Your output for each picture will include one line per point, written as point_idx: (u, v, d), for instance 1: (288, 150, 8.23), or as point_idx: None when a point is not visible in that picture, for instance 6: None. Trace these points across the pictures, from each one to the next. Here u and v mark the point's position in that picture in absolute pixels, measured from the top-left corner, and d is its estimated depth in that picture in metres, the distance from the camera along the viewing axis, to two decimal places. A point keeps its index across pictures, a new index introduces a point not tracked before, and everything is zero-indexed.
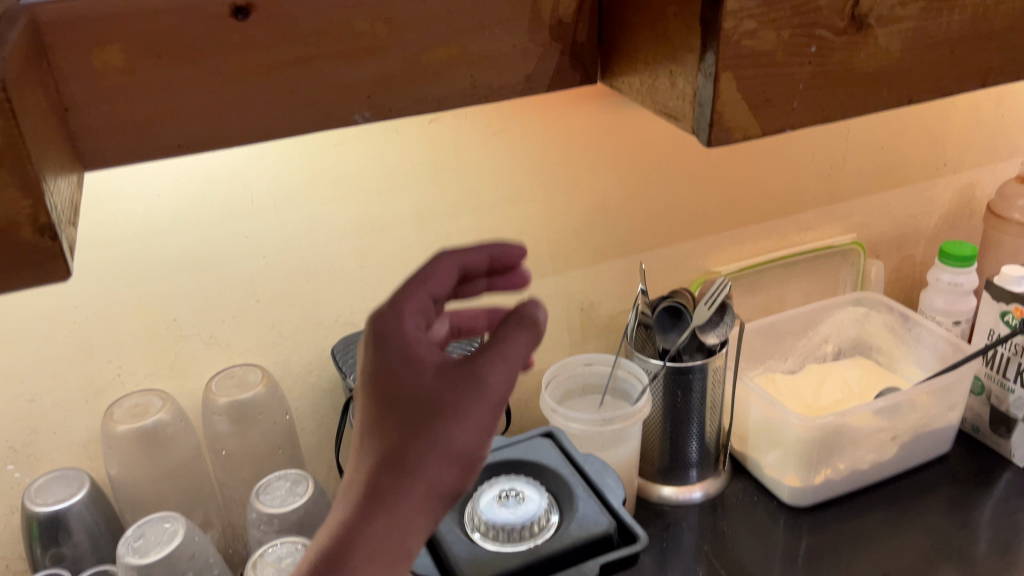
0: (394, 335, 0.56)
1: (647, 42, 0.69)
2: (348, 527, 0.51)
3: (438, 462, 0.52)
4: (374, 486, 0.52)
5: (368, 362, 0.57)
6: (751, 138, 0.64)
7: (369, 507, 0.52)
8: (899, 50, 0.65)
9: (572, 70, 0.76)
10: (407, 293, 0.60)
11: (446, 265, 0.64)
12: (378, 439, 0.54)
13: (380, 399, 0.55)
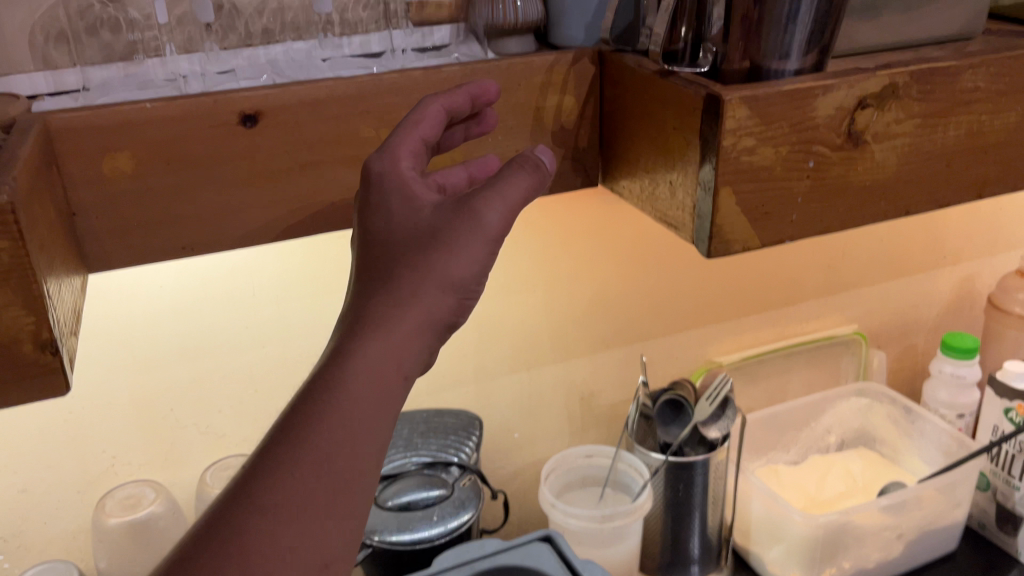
0: (391, 174, 0.55)
1: (647, 151, 0.70)
2: (337, 353, 0.49)
3: (435, 287, 0.51)
4: (365, 313, 0.51)
5: (366, 205, 0.56)
6: (751, 249, 0.64)
7: (363, 331, 0.50)
8: (896, 164, 0.66)
9: (574, 173, 0.78)
10: (398, 137, 0.58)
11: (431, 111, 0.60)
12: (372, 272, 0.53)
13: (377, 230, 0.54)
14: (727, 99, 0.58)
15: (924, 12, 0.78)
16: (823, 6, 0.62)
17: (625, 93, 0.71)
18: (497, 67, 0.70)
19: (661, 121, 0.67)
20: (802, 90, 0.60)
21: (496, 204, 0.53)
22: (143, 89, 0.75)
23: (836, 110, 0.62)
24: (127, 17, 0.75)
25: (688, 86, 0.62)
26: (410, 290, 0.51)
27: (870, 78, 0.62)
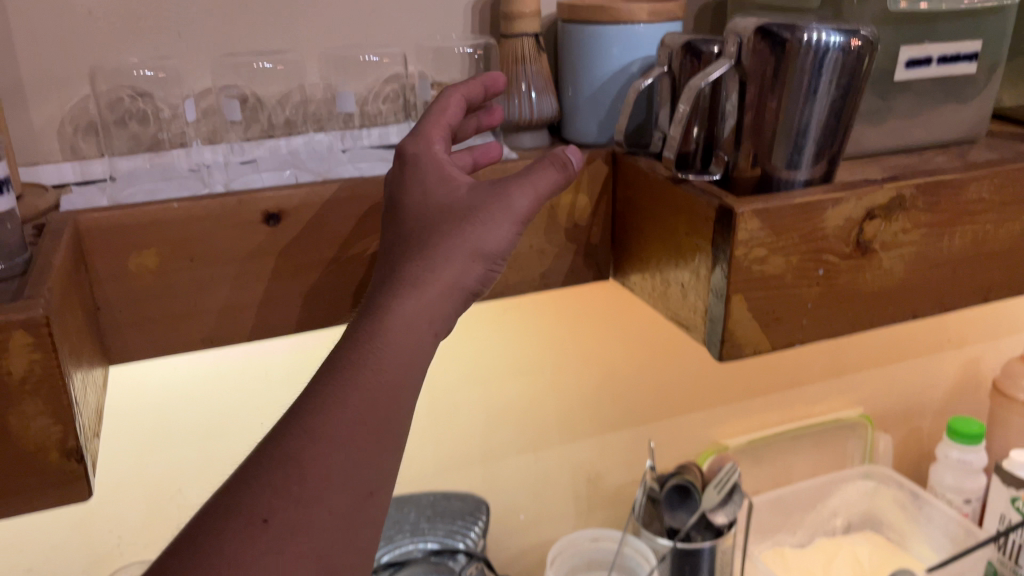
0: (423, 153, 0.58)
1: (658, 250, 0.72)
2: (374, 309, 0.51)
3: (466, 253, 0.52)
4: (400, 274, 0.52)
5: (398, 186, 0.58)
6: (762, 352, 0.65)
7: (399, 290, 0.51)
8: (903, 271, 0.67)
9: (586, 267, 0.80)
10: (426, 119, 0.61)
11: (454, 96, 0.62)
12: (406, 239, 0.55)
13: (411, 206, 0.56)
14: (740, 212, 0.59)
15: (929, 117, 0.80)
16: (833, 121, 0.64)
17: (637, 194, 0.73)
18: None
19: (673, 223, 0.69)
20: (813, 202, 0.62)
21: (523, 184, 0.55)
22: (168, 180, 0.76)
23: (845, 222, 0.63)
24: (157, 112, 0.78)
25: (700, 195, 0.64)
26: (444, 253, 0.52)
27: (878, 190, 0.63)
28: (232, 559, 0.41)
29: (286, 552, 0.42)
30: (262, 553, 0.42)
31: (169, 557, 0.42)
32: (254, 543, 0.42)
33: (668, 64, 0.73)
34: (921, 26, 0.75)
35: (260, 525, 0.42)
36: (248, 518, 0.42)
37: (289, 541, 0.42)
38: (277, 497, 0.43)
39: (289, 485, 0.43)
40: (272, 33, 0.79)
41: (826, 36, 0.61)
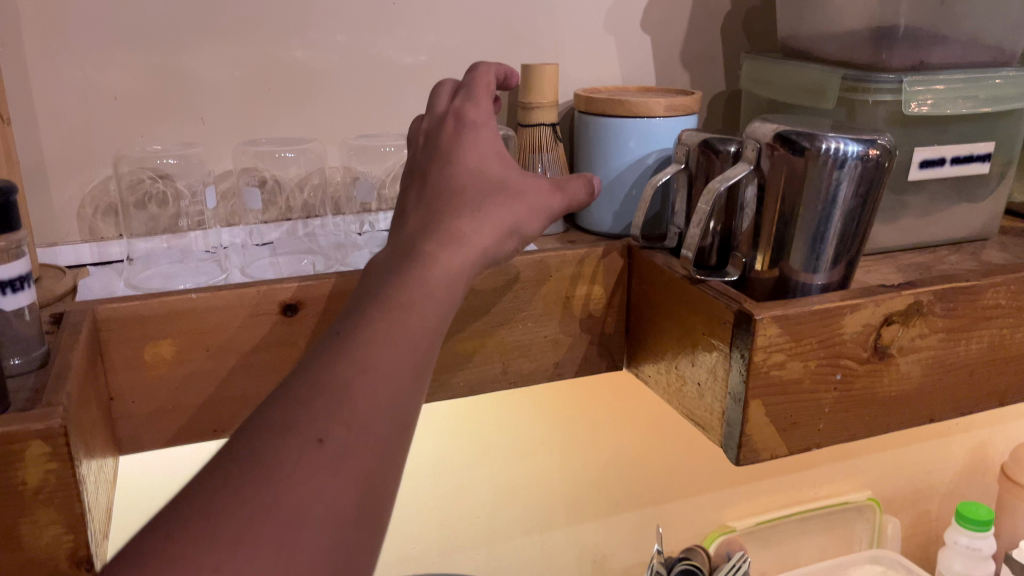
0: (477, 122, 0.60)
1: (673, 344, 0.72)
2: (420, 257, 0.50)
3: (507, 224, 0.57)
4: (445, 225, 0.53)
5: (443, 145, 0.59)
6: (779, 456, 0.65)
7: (445, 240, 0.52)
8: (920, 375, 0.67)
9: (600, 357, 0.79)
10: (472, 90, 0.63)
11: (489, 75, 0.64)
12: (452, 192, 0.56)
13: (460, 164, 0.57)
14: (758, 318, 0.59)
15: (940, 216, 0.81)
16: (850, 227, 0.64)
17: (652, 288, 0.73)
18: (531, 259, 0.72)
19: (689, 319, 0.69)
20: (831, 309, 0.62)
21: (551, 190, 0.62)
22: (185, 263, 0.77)
23: (863, 327, 0.63)
24: (176, 191, 0.78)
25: (718, 296, 0.64)
26: (491, 218, 0.55)
27: (896, 297, 0.63)
28: (290, 480, 0.36)
29: (344, 475, 0.37)
30: (319, 475, 0.37)
31: (211, 483, 0.36)
32: (311, 463, 0.37)
33: (685, 160, 0.74)
34: (932, 129, 0.76)
35: (316, 445, 0.37)
36: (302, 437, 0.38)
37: (348, 464, 0.38)
38: (332, 417, 0.39)
39: (343, 408, 0.39)
40: (293, 120, 0.81)
41: (844, 145, 0.61)
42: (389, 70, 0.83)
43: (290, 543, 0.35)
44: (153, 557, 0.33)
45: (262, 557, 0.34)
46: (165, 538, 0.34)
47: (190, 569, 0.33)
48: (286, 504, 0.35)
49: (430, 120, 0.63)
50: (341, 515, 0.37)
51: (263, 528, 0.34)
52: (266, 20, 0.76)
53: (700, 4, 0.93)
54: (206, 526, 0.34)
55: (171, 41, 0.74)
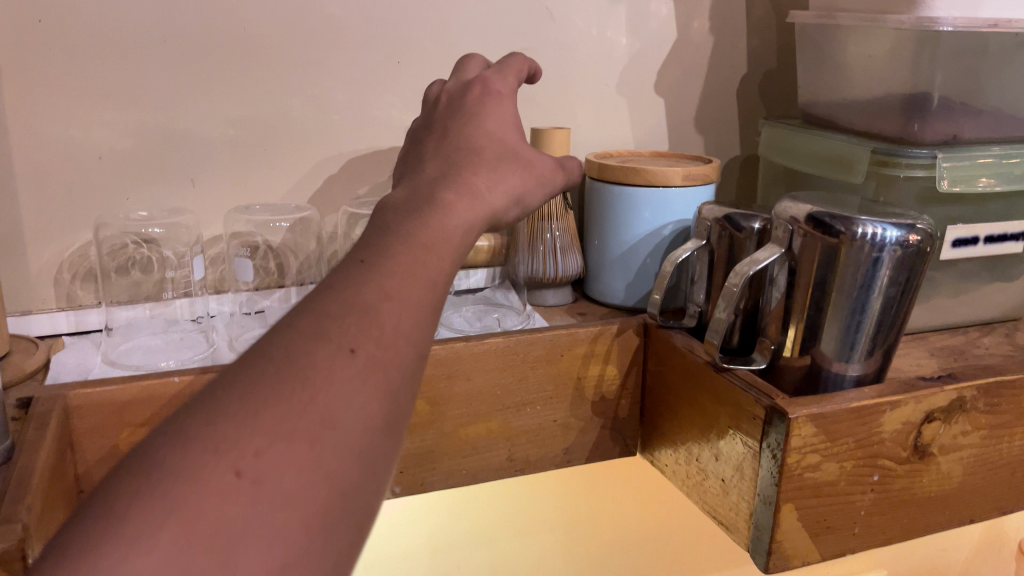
0: (501, 93, 0.58)
1: (692, 432, 0.67)
2: (438, 202, 0.45)
3: (518, 191, 0.52)
4: (460, 178, 0.49)
5: (469, 107, 0.56)
6: (810, 563, 0.59)
7: (460, 191, 0.47)
8: (962, 474, 0.63)
9: (613, 442, 0.74)
10: (505, 67, 0.61)
11: (524, 65, 0.62)
12: (470, 150, 0.52)
13: (483, 124, 0.54)
14: (793, 417, 0.54)
15: (973, 295, 0.77)
16: (888, 316, 0.60)
17: (671, 372, 0.69)
18: (541, 338, 0.67)
19: (712, 410, 0.64)
20: (870, 406, 0.57)
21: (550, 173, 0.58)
22: (168, 334, 0.71)
23: (903, 425, 0.59)
24: (161, 257, 0.73)
25: (746, 389, 0.60)
26: (506, 182, 0.51)
27: (938, 393, 0.59)
28: (324, 383, 0.32)
29: (375, 386, 0.34)
30: (350, 383, 0.33)
31: (243, 373, 0.32)
32: (343, 372, 0.33)
33: (706, 235, 0.70)
34: (967, 206, 0.72)
35: (348, 355, 0.33)
36: (332, 346, 0.34)
37: (379, 376, 0.34)
38: (361, 327, 0.35)
39: (374, 323, 0.35)
40: (285, 184, 0.77)
41: (883, 230, 0.57)
42: (392, 129, 0.79)
43: (326, 442, 0.31)
44: (191, 440, 0.30)
45: (298, 451, 0.30)
46: (201, 420, 0.31)
47: (229, 453, 0.29)
48: (321, 405, 0.32)
49: (457, 84, 0.60)
50: (372, 421, 0.33)
51: (299, 423, 0.31)
52: (262, 77, 0.73)
53: (716, 66, 0.90)
54: (242, 414, 0.31)
55: (163, 98, 0.70)
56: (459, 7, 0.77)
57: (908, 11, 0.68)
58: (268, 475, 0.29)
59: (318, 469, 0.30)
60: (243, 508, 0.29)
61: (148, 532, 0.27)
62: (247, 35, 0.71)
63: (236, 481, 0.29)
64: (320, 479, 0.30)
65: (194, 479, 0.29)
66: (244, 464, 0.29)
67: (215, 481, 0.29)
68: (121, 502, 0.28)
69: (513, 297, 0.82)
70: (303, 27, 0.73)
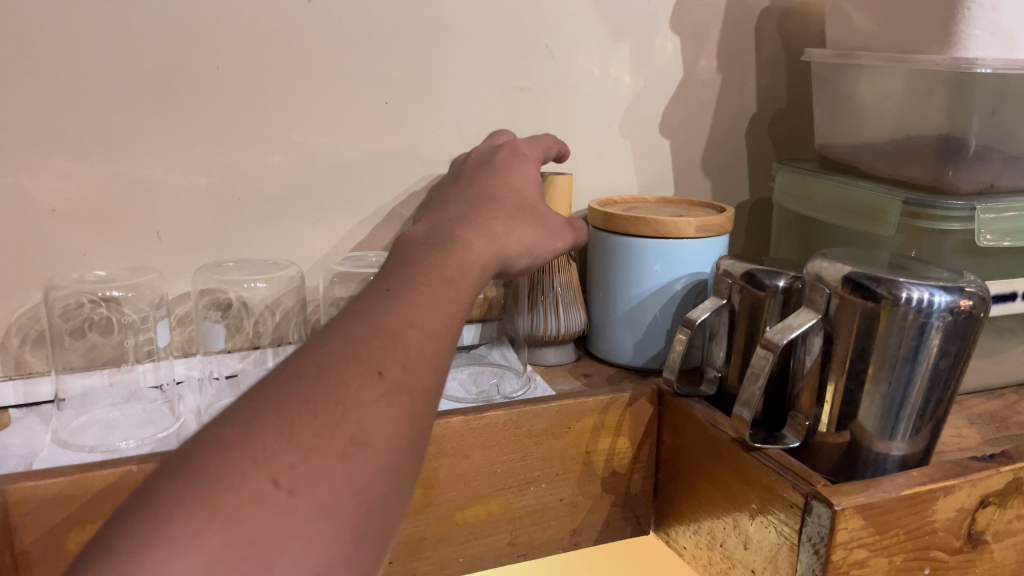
0: (527, 158, 0.62)
1: (712, 513, 0.60)
2: (455, 241, 0.48)
3: (529, 242, 0.55)
4: (479, 220, 0.51)
5: (498, 163, 0.60)
6: None
7: (477, 230, 0.50)
8: (1014, 560, 0.57)
9: (624, 520, 0.67)
10: (536, 141, 0.66)
11: (553, 143, 0.67)
12: (490, 199, 0.55)
13: (507, 179, 0.58)
14: (839, 508, 0.48)
15: (1008, 355, 0.71)
16: (938, 389, 0.54)
17: (690, 446, 0.62)
18: (547, 409, 0.61)
19: (740, 492, 0.57)
20: (922, 494, 0.51)
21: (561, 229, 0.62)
22: (130, 405, 0.63)
23: (957, 512, 0.52)
24: (122, 319, 0.65)
25: (781, 473, 0.53)
26: (520, 227, 0.54)
27: (993, 475, 0.53)
28: (353, 402, 0.34)
29: (399, 408, 0.35)
30: (377, 405, 0.34)
31: (276, 389, 0.33)
32: (371, 395, 0.34)
33: (727, 294, 0.63)
34: (999, 260, 0.67)
35: (376, 378, 0.35)
36: (361, 367, 0.35)
37: (403, 399, 0.35)
38: (387, 353, 0.36)
39: (399, 349, 0.37)
40: (264, 239, 0.70)
41: (930, 295, 0.51)
42: (379, 175, 0.72)
43: (354, 459, 0.32)
44: (230, 447, 0.31)
45: (330, 466, 0.31)
46: (240, 429, 0.31)
47: (268, 462, 0.30)
48: (351, 424, 0.33)
49: (487, 148, 0.65)
50: (396, 441, 0.34)
51: (332, 438, 0.32)
52: (234, 123, 0.66)
53: (724, 107, 0.85)
54: (279, 426, 0.32)
55: (127, 146, 0.64)
56: (452, 43, 0.71)
57: (942, 51, 0.62)
58: (304, 485, 0.30)
59: (348, 484, 0.32)
60: (279, 518, 0.29)
61: (191, 535, 0.28)
62: (222, 73, 0.65)
63: (274, 490, 0.30)
64: (349, 493, 0.32)
65: (233, 485, 0.29)
66: (281, 474, 0.30)
67: (253, 490, 0.29)
68: (161, 503, 0.29)
69: (511, 357, 0.75)
70: (283, 66, 0.67)
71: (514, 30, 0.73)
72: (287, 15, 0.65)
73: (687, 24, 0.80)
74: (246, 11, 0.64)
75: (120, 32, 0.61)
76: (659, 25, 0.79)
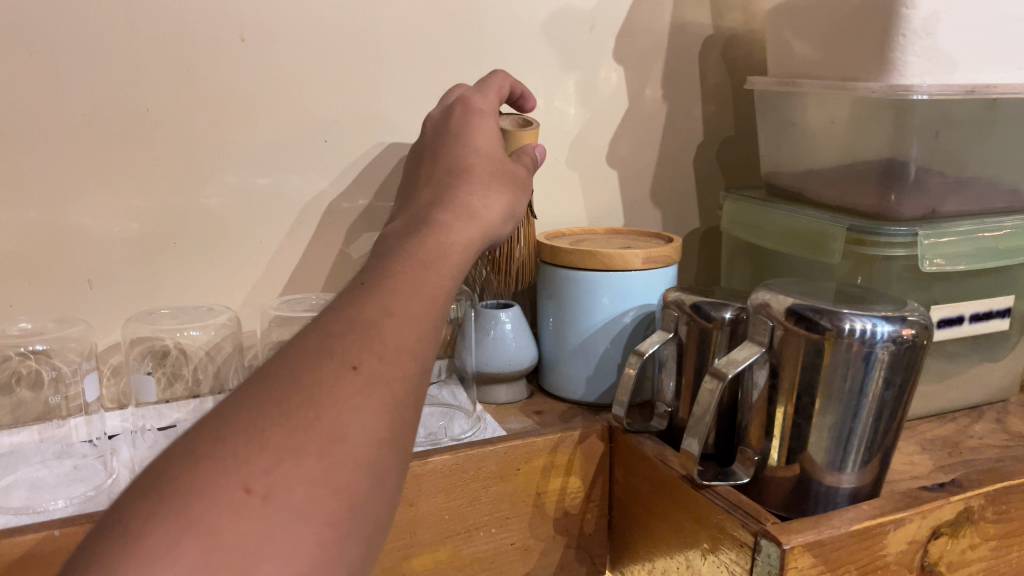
0: (483, 110, 0.60)
1: (665, 552, 0.59)
2: (434, 223, 0.47)
3: (514, 212, 0.54)
4: (456, 199, 0.50)
5: (453, 127, 0.58)
6: None
7: (458, 213, 0.49)
8: None
9: (579, 562, 0.66)
10: (484, 87, 0.63)
11: (505, 81, 0.65)
12: (463, 170, 0.53)
13: (471, 142, 0.56)
14: (787, 548, 0.47)
15: (961, 378, 0.71)
16: (884, 419, 0.53)
17: (641, 483, 0.61)
18: (494, 451, 0.59)
19: (691, 531, 0.56)
20: (871, 527, 0.50)
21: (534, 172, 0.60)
22: (60, 461, 0.60)
23: (909, 544, 0.51)
24: (50, 373, 0.63)
25: (731, 511, 0.52)
26: (501, 198, 0.53)
27: (944, 505, 0.52)
28: (329, 399, 0.33)
29: (378, 400, 0.34)
30: (354, 398, 0.34)
31: (251, 395, 0.33)
32: (347, 388, 0.34)
33: (673, 327, 0.63)
34: (948, 285, 0.67)
35: (351, 372, 0.34)
36: (336, 362, 0.34)
37: (382, 389, 0.35)
38: (365, 346, 0.36)
39: (377, 340, 0.36)
40: (203, 283, 0.69)
41: (873, 325, 0.50)
42: (322, 213, 0.71)
43: (332, 456, 0.32)
44: (202, 458, 0.30)
45: (305, 467, 0.31)
46: (213, 439, 0.31)
47: (240, 471, 0.30)
48: (326, 421, 0.32)
49: (440, 109, 0.63)
50: (377, 436, 0.34)
51: (307, 439, 0.32)
52: (169, 167, 0.65)
53: (672, 135, 0.84)
54: (250, 431, 0.31)
55: (54, 194, 0.62)
56: (394, 78, 0.70)
57: (880, 78, 0.62)
58: (278, 490, 0.30)
59: (327, 483, 0.31)
60: (254, 525, 0.29)
61: (166, 550, 0.28)
62: (152, 115, 0.63)
63: (246, 497, 0.30)
64: (330, 493, 0.31)
65: (206, 497, 0.29)
66: (253, 482, 0.30)
67: (226, 500, 0.29)
68: (134, 522, 0.29)
69: (461, 396, 0.74)
70: (217, 106, 0.65)
71: (457, 62, 0.72)
72: (220, 53, 0.64)
73: (631, 54, 0.80)
74: (176, 52, 0.63)
75: (44, 75, 0.59)
76: (603, 56, 0.78)
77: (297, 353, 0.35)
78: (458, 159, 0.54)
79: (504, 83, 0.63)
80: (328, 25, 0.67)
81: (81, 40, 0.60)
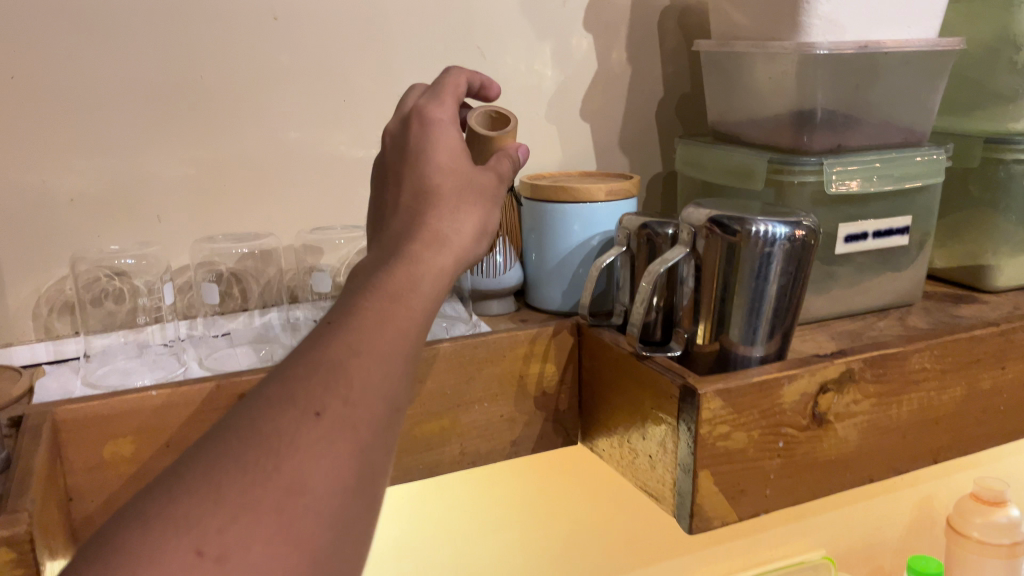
0: (443, 119, 0.60)
1: (620, 416, 0.75)
2: (406, 254, 0.50)
3: (482, 222, 0.57)
4: (426, 225, 0.53)
5: (411, 146, 0.59)
6: (729, 523, 0.67)
7: (429, 242, 0.52)
8: (857, 438, 0.71)
9: (555, 433, 0.82)
10: (438, 92, 0.63)
11: (463, 76, 0.66)
12: (430, 192, 0.55)
13: (432, 160, 0.57)
14: (703, 392, 0.62)
15: (868, 286, 0.86)
16: (783, 304, 0.69)
17: (602, 366, 0.77)
18: (485, 341, 0.75)
19: (638, 396, 0.72)
20: (769, 380, 0.65)
21: (510, 176, 0.63)
22: (143, 356, 0.77)
23: (801, 396, 0.67)
24: (132, 288, 0.80)
25: (664, 373, 0.67)
26: (470, 217, 0.56)
27: (830, 365, 0.68)
28: (290, 451, 0.36)
29: (341, 445, 0.38)
30: (316, 447, 0.37)
31: (214, 450, 0.36)
32: (309, 436, 0.37)
33: (626, 243, 0.78)
34: (855, 206, 0.82)
35: (313, 419, 0.38)
36: (299, 410, 0.38)
37: (346, 433, 0.38)
38: (327, 390, 0.39)
39: (342, 380, 0.40)
40: (248, 219, 0.84)
41: (772, 227, 0.66)
42: (341, 161, 0.87)
43: (291, 508, 0.35)
44: (155, 519, 0.34)
45: (261, 523, 0.34)
46: (168, 499, 0.34)
47: (193, 533, 0.33)
48: (286, 474, 0.36)
49: (395, 120, 0.63)
50: (340, 482, 0.37)
51: (263, 494, 0.35)
52: (216, 123, 0.80)
53: (635, 92, 0.99)
54: (207, 489, 0.35)
55: (130, 147, 0.78)
56: (399, 49, 0.86)
57: (791, 37, 0.77)
58: (232, 551, 0.33)
59: (286, 538, 0.35)
60: None
61: None
62: (203, 84, 0.79)
63: (197, 559, 0.33)
64: (290, 549, 0.34)
65: (160, 558, 0.32)
66: (206, 543, 0.33)
67: (179, 563, 0.33)
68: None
69: (459, 309, 0.89)
70: (252, 76, 0.80)
71: (450, 34, 0.87)
72: (255, 28, 0.79)
73: (598, 24, 0.94)
74: (220, 30, 0.78)
75: (122, 50, 0.75)
76: (573, 26, 0.93)
77: (262, 400, 0.39)
78: (422, 180, 0.56)
79: (458, 87, 0.64)
80: (341, 8, 0.82)
81: (151, 19, 0.75)
